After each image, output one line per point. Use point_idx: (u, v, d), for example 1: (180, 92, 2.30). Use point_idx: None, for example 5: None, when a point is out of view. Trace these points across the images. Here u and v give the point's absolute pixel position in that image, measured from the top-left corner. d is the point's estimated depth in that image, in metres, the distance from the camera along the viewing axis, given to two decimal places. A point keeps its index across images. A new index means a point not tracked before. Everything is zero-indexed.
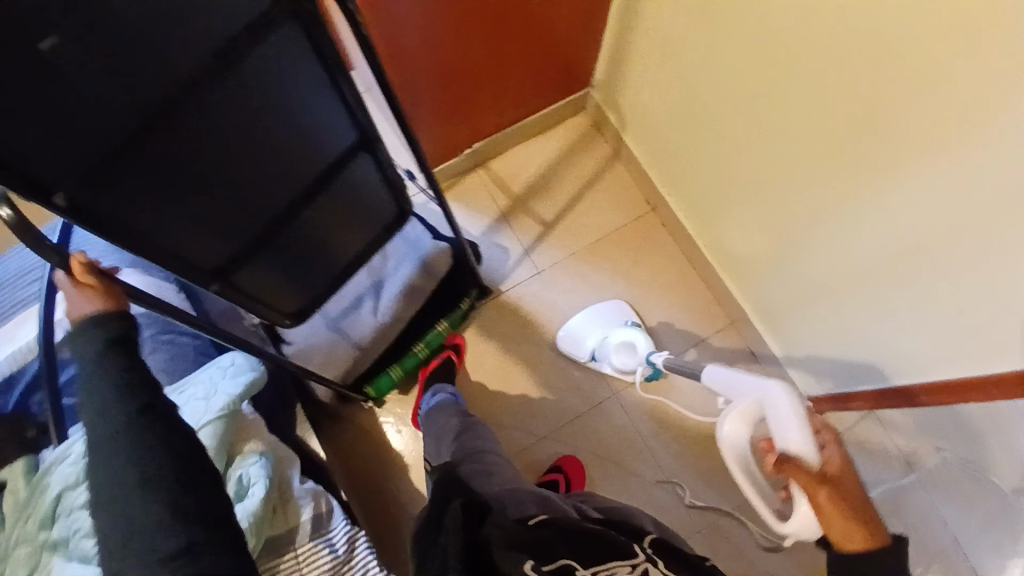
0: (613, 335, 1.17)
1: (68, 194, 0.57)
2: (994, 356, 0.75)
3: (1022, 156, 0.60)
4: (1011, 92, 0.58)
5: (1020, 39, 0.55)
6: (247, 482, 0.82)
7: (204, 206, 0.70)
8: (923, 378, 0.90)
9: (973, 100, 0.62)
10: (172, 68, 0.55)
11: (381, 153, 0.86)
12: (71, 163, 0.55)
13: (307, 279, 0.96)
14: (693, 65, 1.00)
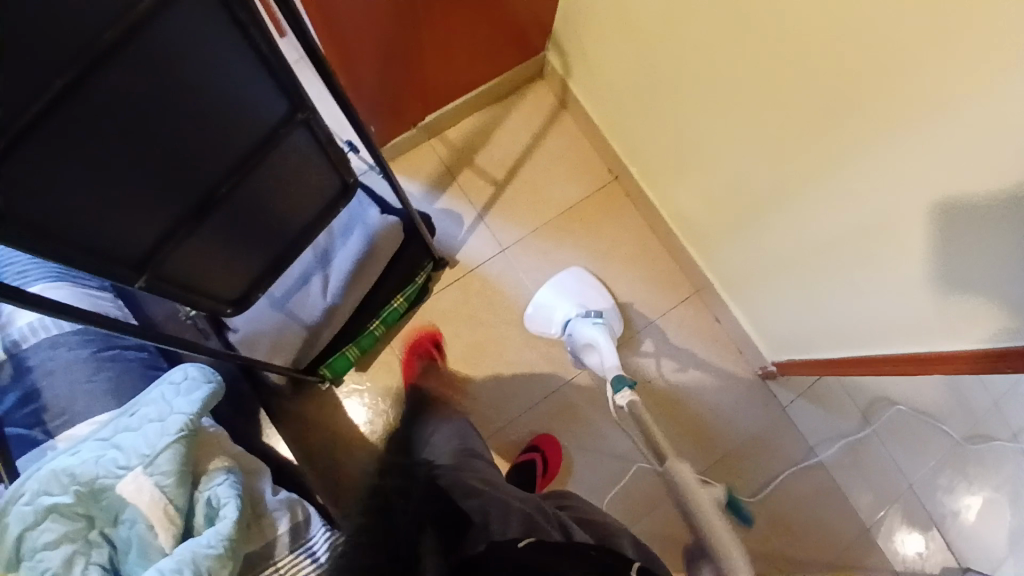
0: (577, 332, 1.15)
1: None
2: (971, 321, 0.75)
3: (999, 118, 0.58)
4: (970, 58, 0.57)
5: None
6: (217, 503, 0.80)
7: (122, 200, 0.62)
8: (890, 349, 0.93)
9: (934, 65, 0.60)
10: (52, 40, 0.46)
11: (323, 129, 0.78)
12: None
13: (246, 264, 0.86)
14: (652, 20, 0.94)
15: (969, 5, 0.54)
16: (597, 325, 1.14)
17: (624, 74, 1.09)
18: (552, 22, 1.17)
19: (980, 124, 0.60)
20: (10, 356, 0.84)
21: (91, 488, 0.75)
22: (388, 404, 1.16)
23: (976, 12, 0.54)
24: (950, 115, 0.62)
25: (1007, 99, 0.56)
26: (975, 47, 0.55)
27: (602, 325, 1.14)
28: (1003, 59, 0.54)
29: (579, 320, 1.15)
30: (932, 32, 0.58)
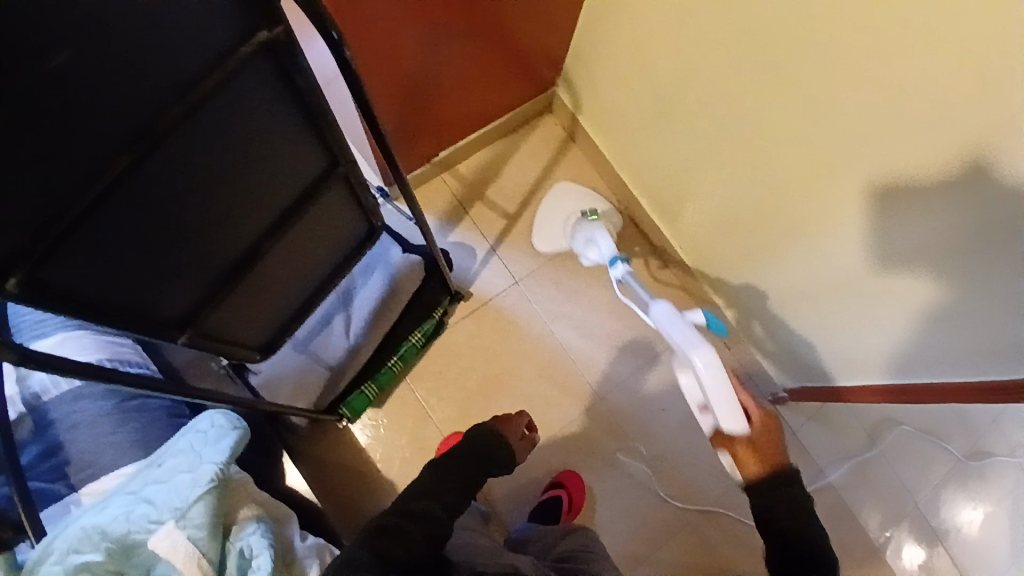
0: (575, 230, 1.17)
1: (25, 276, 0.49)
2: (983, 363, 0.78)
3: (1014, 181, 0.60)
4: (992, 125, 0.58)
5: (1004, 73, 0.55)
6: (250, 554, 0.79)
7: (170, 265, 0.62)
8: (891, 379, 0.96)
9: (957, 129, 0.62)
10: (117, 124, 0.46)
11: (361, 180, 0.78)
12: (24, 247, 0.47)
13: (274, 310, 0.85)
14: (664, 65, 0.97)
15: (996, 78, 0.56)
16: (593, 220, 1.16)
17: (636, 112, 1.11)
18: (562, 58, 1.19)
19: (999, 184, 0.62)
20: (32, 410, 0.82)
21: (122, 544, 0.73)
22: (406, 438, 1.17)
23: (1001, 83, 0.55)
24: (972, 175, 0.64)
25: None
26: (1000, 115, 0.57)
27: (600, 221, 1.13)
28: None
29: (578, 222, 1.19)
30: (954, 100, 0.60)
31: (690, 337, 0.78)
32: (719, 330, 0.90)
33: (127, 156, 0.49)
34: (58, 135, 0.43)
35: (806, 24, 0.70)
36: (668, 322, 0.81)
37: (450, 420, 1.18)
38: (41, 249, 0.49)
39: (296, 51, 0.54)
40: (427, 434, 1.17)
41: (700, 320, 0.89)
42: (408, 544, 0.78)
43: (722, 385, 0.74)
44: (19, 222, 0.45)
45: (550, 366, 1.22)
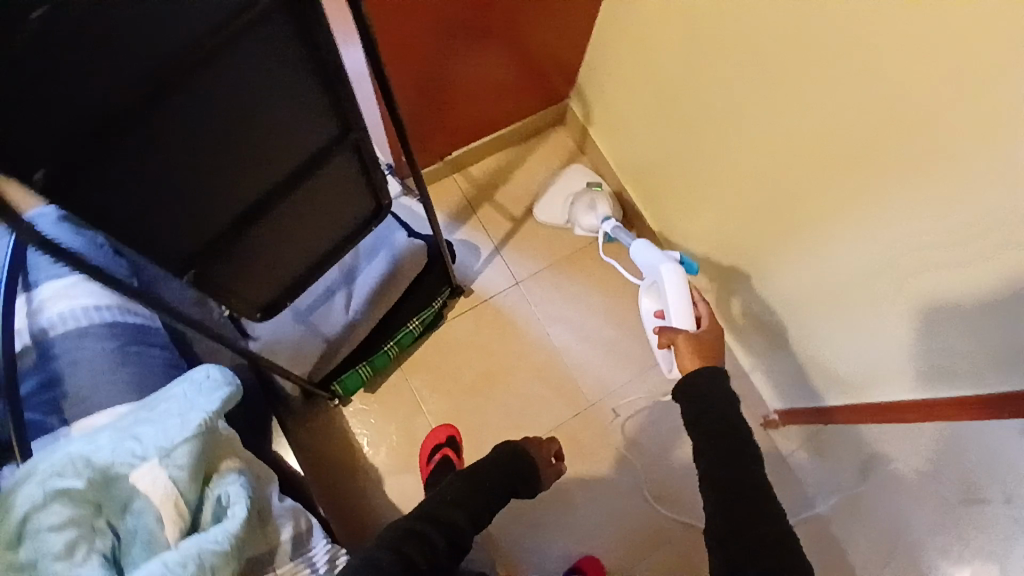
0: (576, 196, 1.27)
1: (52, 174, 0.53)
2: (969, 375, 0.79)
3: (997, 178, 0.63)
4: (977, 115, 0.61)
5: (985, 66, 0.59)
6: (227, 502, 0.80)
7: (186, 199, 0.65)
8: (881, 395, 0.97)
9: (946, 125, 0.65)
10: (160, 39, 0.51)
11: (370, 151, 0.82)
12: (53, 146, 0.51)
13: (280, 271, 0.88)
14: (669, 77, 1.03)
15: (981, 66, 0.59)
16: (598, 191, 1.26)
17: (643, 123, 1.16)
18: (577, 71, 1.26)
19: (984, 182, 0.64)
20: (37, 344, 0.85)
21: (104, 475, 0.75)
22: (394, 425, 1.17)
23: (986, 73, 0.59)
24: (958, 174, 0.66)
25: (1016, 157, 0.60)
26: (983, 109, 0.61)
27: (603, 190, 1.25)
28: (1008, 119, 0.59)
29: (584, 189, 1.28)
30: (945, 92, 0.64)
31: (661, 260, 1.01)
32: (692, 268, 1.03)
33: (163, 75, 0.53)
34: (105, 38, 0.47)
35: (801, 29, 0.75)
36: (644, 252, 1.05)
37: (441, 412, 1.19)
38: (74, 149, 0.52)
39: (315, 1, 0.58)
40: (417, 423, 1.18)
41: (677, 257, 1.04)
42: (430, 553, 0.78)
43: (678, 293, 0.94)
44: (60, 113, 0.49)
45: (546, 366, 1.23)
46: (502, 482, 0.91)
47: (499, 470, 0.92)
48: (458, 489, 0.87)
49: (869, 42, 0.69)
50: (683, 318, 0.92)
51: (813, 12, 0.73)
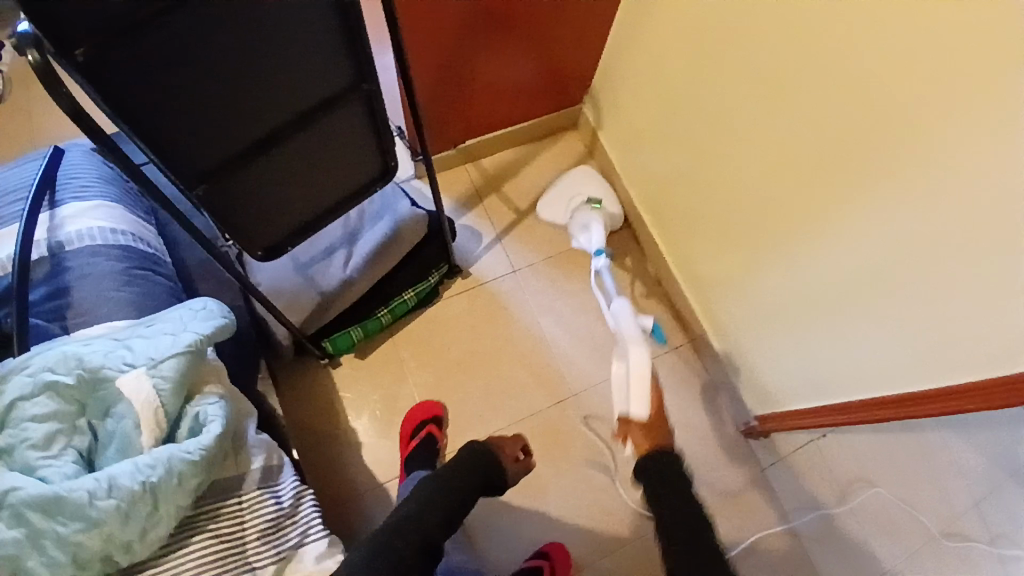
0: (577, 210, 1.31)
1: (93, 54, 0.58)
2: (941, 373, 0.80)
3: (971, 165, 0.66)
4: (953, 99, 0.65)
5: (961, 54, 0.62)
6: (204, 419, 0.83)
7: (207, 112, 0.71)
8: (848, 398, 0.97)
9: (921, 113, 0.68)
10: None
11: (380, 107, 0.88)
12: (99, 26, 0.57)
13: (286, 213, 0.93)
14: (675, 79, 1.08)
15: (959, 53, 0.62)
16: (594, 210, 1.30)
17: (649, 127, 1.21)
18: (591, 77, 1.32)
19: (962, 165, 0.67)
20: (52, 256, 0.91)
21: (93, 376, 0.79)
22: (379, 392, 1.20)
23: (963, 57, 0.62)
24: (933, 158, 0.69)
25: (988, 143, 0.63)
26: (957, 96, 0.64)
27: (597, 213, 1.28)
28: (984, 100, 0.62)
29: (580, 206, 1.32)
30: (921, 80, 0.67)
31: (636, 337, 1.00)
32: (661, 337, 1.08)
33: None
34: None
35: (794, 25, 0.80)
36: (623, 319, 1.04)
37: (425, 385, 1.22)
38: (113, 36, 0.58)
39: None
40: (400, 393, 1.20)
41: (648, 325, 1.08)
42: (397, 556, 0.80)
43: (641, 380, 0.93)
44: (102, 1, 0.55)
45: (533, 353, 1.26)
46: (477, 482, 0.94)
47: (473, 470, 0.94)
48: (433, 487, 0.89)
49: (855, 34, 0.72)
50: (640, 407, 0.89)
51: (806, 9, 0.77)
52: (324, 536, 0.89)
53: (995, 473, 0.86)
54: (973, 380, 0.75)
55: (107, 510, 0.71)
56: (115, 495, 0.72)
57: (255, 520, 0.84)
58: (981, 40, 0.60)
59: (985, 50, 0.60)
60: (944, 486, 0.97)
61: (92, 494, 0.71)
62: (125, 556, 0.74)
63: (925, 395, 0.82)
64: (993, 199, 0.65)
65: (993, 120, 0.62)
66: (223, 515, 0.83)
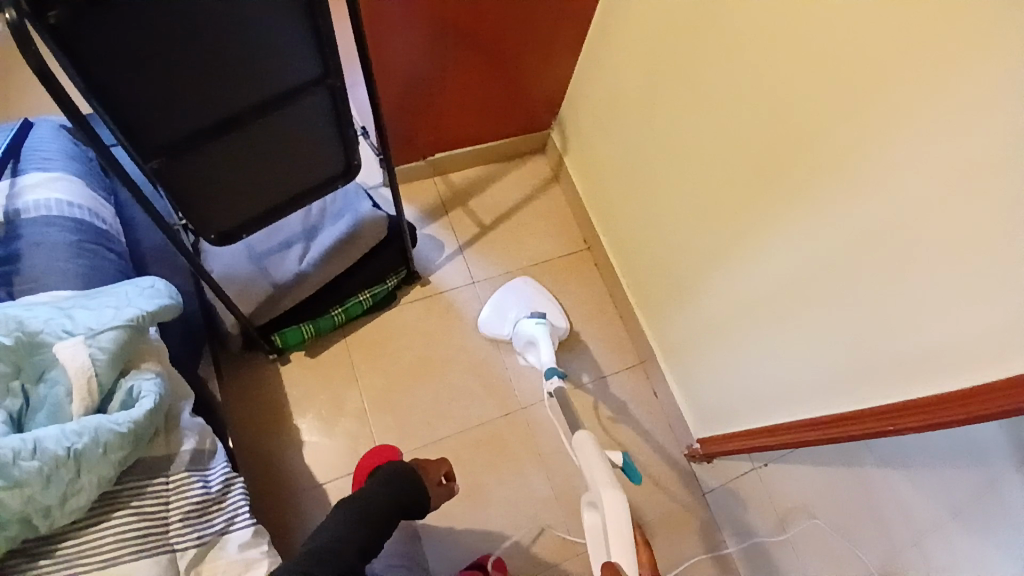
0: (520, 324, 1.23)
1: (69, 15, 0.60)
2: (873, 387, 0.83)
3: (897, 181, 0.71)
4: (885, 118, 0.70)
5: (888, 78, 0.68)
6: (137, 394, 0.83)
7: (172, 87, 0.73)
8: (783, 417, 1.00)
9: (853, 131, 0.74)
10: None
11: (343, 104, 0.92)
12: None
13: (244, 198, 0.95)
14: (634, 105, 1.13)
15: (889, 77, 0.68)
16: (539, 325, 1.19)
17: (610, 152, 1.25)
18: (560, 103, 1.37)
19: (888, 182, 0.72)
20: (8, 222, 0.91)
21: (31, 340, 0.79)
22: (326, 393, 1.19)
23: (894, 80, 0.67)
24: (864, 176, 0.74)
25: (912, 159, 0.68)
26: (885, 116, 0.69)
27: (546, 325, 1.20)
28: (910, 120, 0.67)
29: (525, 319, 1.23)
30: (852, 102, 0.73)
31: (604, 477, 0.85)
32: (635, 478, 0.93)
33: None
34: None
35: (743, 53, 0.86)
36: (585, 454, 0.90)
37: (374, 387, 1.21)
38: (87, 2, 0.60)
39: None
40: (348, 394, 1.20)
41: (618, 461, 0.94)
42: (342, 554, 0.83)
43: (621, 527, 0.79)
44: None
45: (485, 364, 1.27)
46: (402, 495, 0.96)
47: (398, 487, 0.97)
48: (365, 495, 0.93)
49: (799, 59, 0.77)
50: (624, 560, 0.77)
51: (753, 38, 0.83)
52: (251, 525, 0.87)
53: (941, 514, 0.90)
54: (906, 397, 0.78)
55: (29, 471, 0.70)
56: (39, 457, 0.71)
57: (180, 502, 0.82)
58: (905, 65, 0.66)
59: (908, 75, 0.66)
60: (887, 523, 1.00)
61: (16, 453, 0.70)
62: (44, 522, 0.72)
63: (857, 413, 0.85)
64: (917, 211, 0.69)
65: (919, 138, 0.67)
66: (147, 495, 0.81)
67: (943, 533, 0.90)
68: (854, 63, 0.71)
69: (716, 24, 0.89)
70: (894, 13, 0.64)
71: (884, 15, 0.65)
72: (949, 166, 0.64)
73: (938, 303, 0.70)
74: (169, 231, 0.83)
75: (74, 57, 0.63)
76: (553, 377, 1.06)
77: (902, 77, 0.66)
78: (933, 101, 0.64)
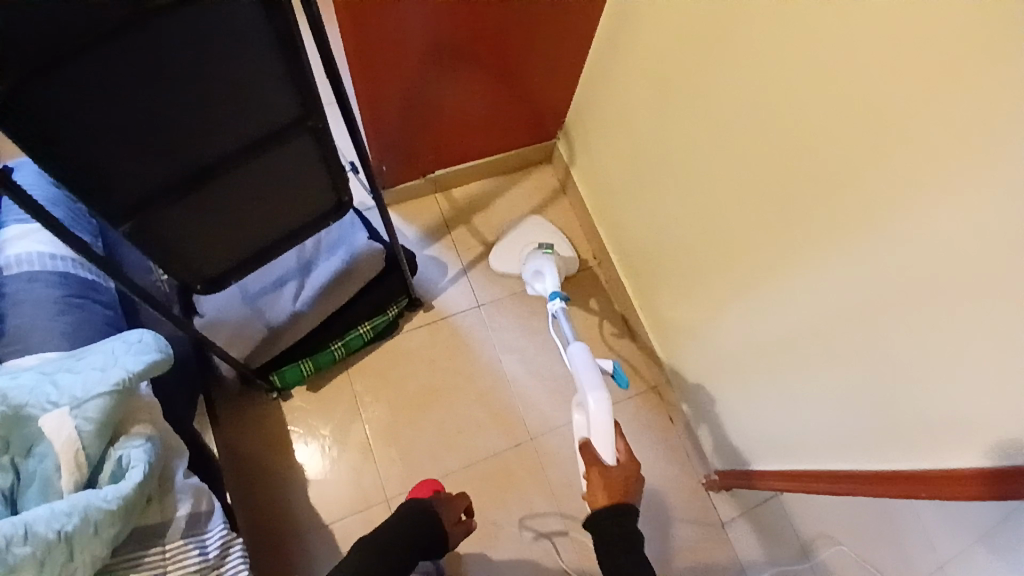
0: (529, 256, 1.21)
1: (3, 90, 0.54)
2: (896, 451, 0.77)
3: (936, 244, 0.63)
4: (923, 171, 0.62)
5: (923, 133, 0.60)
6: (126, 464, 0.80)
7: (133, 149, 0.67)
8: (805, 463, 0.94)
9: (880, 183, 0.66)
10: None
11: (329, 143, 0.84)
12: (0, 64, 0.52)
13: (229, 243, 0.89)
14: (645, 124, 1.06)
15: (927, 130, 0.60)
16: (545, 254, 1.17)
17: (621, 168, 1.17)
18: (566, 113, 1.29)
19: (925, 243, 0.64)
20: None
21: (16, 414, 0.76)
22: (329, 429, 1.16)
23: (934, 134, 0.59)
24: (901, 232, 0.67)
25: (948, 223, 0.61)
26: (923, 171, 0.62)
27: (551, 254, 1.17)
28: (953, 176, 0.59)
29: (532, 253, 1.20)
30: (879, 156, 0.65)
31: (592, 379, 0.89)
32: (622, 382, 0.95)
33: (111, 24, 0.54)
34: None
35: (760, 87, 0.78)
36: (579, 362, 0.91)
37: (378, 421, 1.18)
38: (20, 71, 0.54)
39: None
40: (352, 429, 1.16)
41: (608, 368, 0.96)
42: None
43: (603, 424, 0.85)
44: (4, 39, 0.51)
45: (493, 393, 1.22)
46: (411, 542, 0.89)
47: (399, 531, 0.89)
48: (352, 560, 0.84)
49: (825, 97, 0.69)
50: (605, 449, 0.84)
51: (772, 71, 0.76)
52: None
53: (965, 540, 0.77)
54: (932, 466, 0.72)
55: (23, 557, 0.68)
56: (32, 542, 0.69)
57: (178, 572, 0.80)
58: (947, 118, 0.57)
59: (949, 130, 0.58)
60: (910, 552, 0.88)
61: (8, 540, 0.68)
62: None
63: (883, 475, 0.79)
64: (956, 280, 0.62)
65: (959, 204, 0.59)
66: (145, 566, 0.79)
67: (966, 563, 0.77)
68: (887, 109, 0.63)
69: (732, 51, 0.81)
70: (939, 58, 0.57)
71: (926, 62, 0.58)
72: (995, 234, 0.57)
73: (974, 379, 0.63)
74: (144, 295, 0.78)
75: (18, 134, 0.58)
76: (554, 299, 1.00)
77: (945, 132, 0.58)
78: (978, 161, 0.56)
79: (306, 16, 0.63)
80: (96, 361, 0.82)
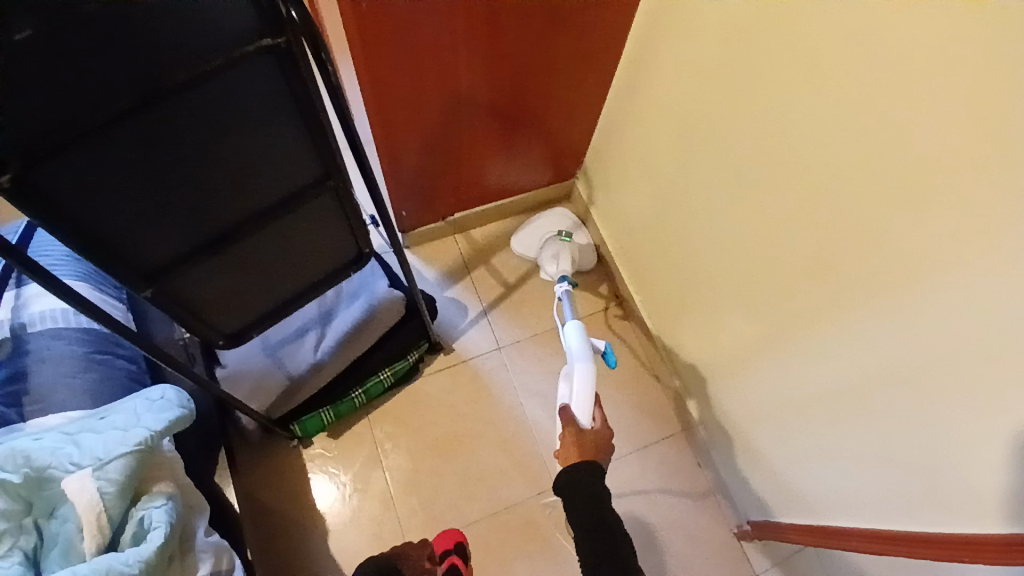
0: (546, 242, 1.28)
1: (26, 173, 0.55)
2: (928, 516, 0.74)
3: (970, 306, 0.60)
4: (954, 230, 0.59)
5: (951, 188, 0.58)
6: (148, 526, 0.79)
7: (155, 219, 0.68)
8: (839, 520, 0.90)
9: (909, 242, 0.64)
10: (137, 70, 0.53)
11: (349, 199, 0.84)
12: (21, 149, 0.53)
13: (250, 300, 0.90)
14: (664, 165, 1.05)
15: (956, 189, 0.57)
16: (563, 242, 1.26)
17: (642, 208, 1.16)
18: (584, 154, 1.29)
19: (959, 304, 0.61)
20: (14, 337, 0.89)
21: (39, 475, 0.76)
22: (350, 478, 1.15)
23: (963, 193, 0.57)
24: (927, 295, 0.64)
25: (982, 284, 0.58)
26: (954, 229, 0.59)
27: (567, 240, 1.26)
28: (980, 243, 0.56)
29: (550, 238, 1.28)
30: (907, 212, 0.63)
31: (581, 349, 0.88)
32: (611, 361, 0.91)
33: (129, 105, 0.55)
34: (76, 69, 0.50)
35: (779, 138, 0.77)
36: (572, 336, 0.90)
37: (399, 469, 1.16)
38: (42, 157, 0.54)
39: (298, 55, 0.60)
40: (372, 477, 1.15)
41: (599, 348, 0.92)
42: None
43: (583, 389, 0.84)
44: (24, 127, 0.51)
45: (515, 438, 1.20)
46: None
47: None
48: None
49: (847, 154, 0.68)
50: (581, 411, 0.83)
51: (791, 123, 0.74)
52: None
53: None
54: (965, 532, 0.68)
55: None
56: None
57: None
58: (976, 177, 0.55)
59: (979, 189, 0.55)
60: None
61: None
62: None
63: (916, 540, 0.74)
64: (992, 346, 0.58)
65: (994, 265, 0.56)
66: None
67: None
68: (912, 167, 0.61)
69: (751, 101, 0.80)
70: (958, 121, 0.55)
71: (952, 120, 0.56)
72: None
73: (1009, 455, 0.59)
74: (166, 358, 0.79)
75: (43, 214, 0.59)
76: (561, 282, 1.05)
77: (977, 193, 0.56)
78: (1006, 228, 0.54)
79: (323, 81, 0.63)
80: (119, 419, 0.82)
